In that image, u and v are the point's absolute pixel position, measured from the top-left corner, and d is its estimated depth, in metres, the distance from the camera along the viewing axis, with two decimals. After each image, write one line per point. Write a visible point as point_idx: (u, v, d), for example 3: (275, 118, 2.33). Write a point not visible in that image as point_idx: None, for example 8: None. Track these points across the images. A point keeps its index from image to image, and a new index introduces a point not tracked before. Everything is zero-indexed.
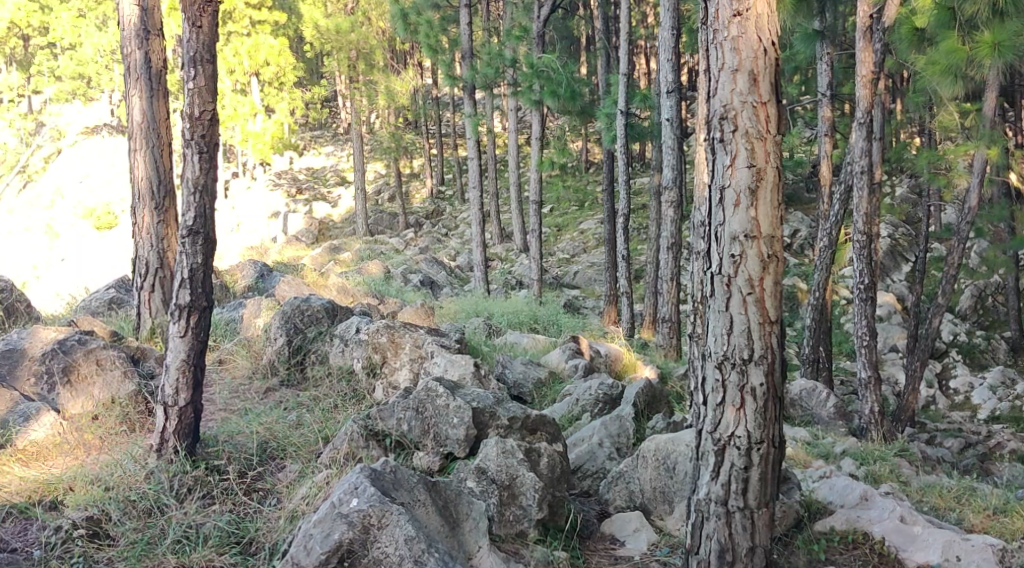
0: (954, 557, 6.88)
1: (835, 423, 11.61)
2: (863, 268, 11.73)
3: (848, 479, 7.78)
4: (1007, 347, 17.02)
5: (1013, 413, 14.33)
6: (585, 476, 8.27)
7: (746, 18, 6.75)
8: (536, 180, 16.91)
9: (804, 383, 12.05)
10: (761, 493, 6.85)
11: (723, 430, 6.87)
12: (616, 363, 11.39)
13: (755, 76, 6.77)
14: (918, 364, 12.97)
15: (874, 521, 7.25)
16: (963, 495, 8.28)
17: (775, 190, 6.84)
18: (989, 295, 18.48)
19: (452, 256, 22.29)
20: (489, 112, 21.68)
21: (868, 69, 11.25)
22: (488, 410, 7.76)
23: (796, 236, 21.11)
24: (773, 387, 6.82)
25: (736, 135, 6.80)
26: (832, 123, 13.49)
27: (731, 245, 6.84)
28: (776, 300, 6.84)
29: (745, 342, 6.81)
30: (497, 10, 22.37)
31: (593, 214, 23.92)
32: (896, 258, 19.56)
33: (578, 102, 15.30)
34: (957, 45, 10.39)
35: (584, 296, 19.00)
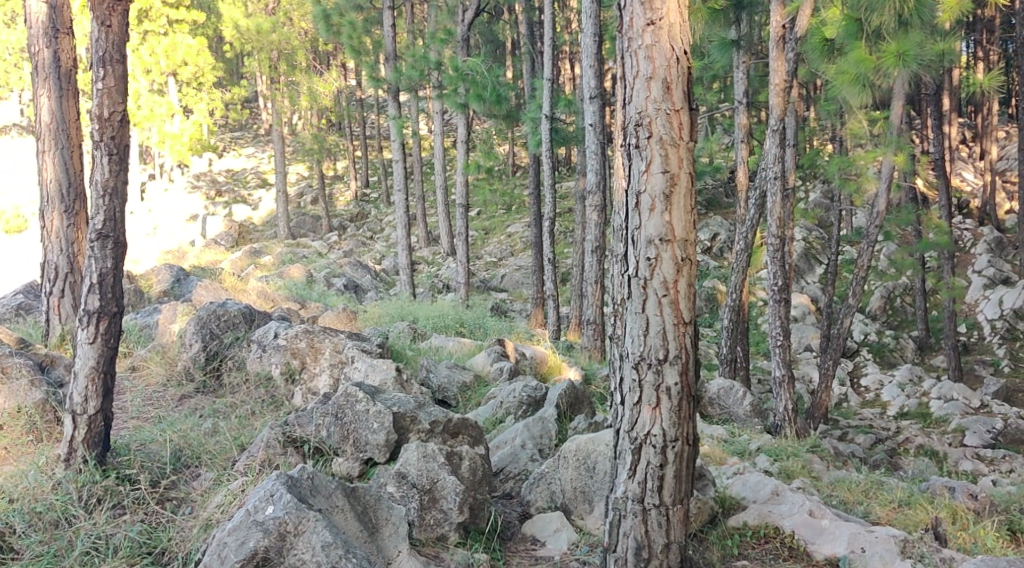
0: (858, 549, 7.08)
1: (751, 421, 11.88)
2: (777, 271, 12.04)
3: (760, 475, 8.00)
4: (915, 345, 17.58)
5: (921, 410, 14.79)
6: (508, 478, 8.33)
7: (659, 27, 6.91)
8: (463, 183, 16.92)
9: (722, 381, 12.26)
10: (676, 490, 6.99)
11: (640, 429, 7.00)
12: (541, 366, 11.45)
13: (668, 84, 6.92)
14: (830, 363, 13.31)
15: (784, 516, 7.49)
16: (870, 489, 8.53)
17: (689, 195, 7.00)
18: (898, 296, 19.10)
19: (377, 260, 22.16)
20: (414, 114, 21.63)
21: (781, 77, 11.55)
22: (410, 414, 7.74)
23: (716, 239, 21.51)
24: (687, 386, 6.98)
25: (651, 141, 6.95)
26: (748, 130, 13.78)
27: (647, 248, 6.98)
28: (690, 301, 6.99)
29: (660, 343, 6.95)
30: (421, 12, 22.27)
31: (520, 217, 24.04)
32: (810, 261, 20.09)
33: (504, 105, 15.38)
34: (865, 56, 10.73)
35: (511, 299, 19.08)
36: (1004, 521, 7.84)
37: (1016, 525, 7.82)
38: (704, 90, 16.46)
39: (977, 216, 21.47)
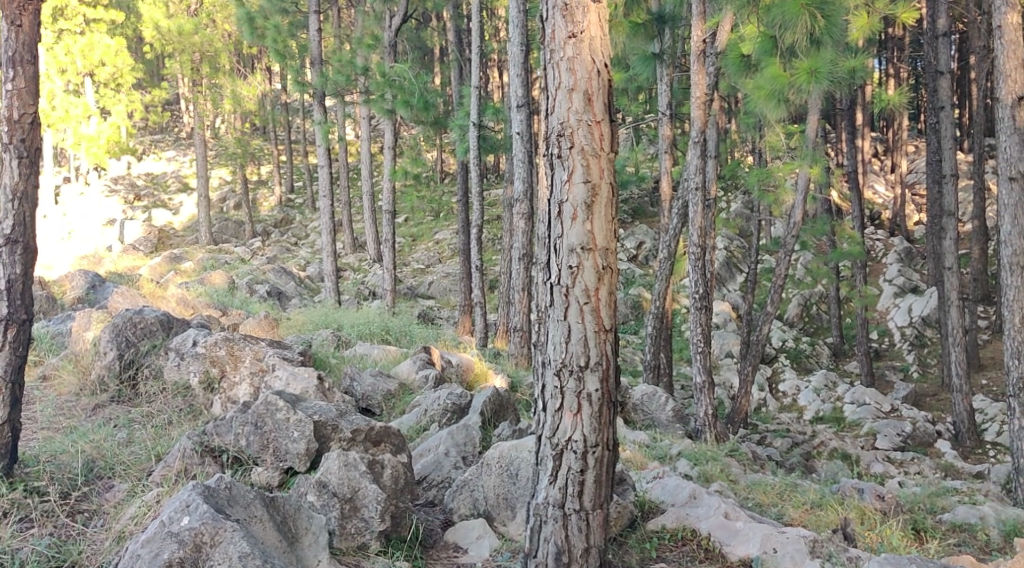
0: (771, 549, 7.25)
1: (673, 426, 12.12)
2: (699, 279, 12.27)
3: (680, 479, 8.20)
4: (830, 351, 18.06)
5: (836, 414, 15.19)
6: (431, 486, 8.34)
7: (580, 39, 7.06)
8: (390, 189, 16.85)
9: (645, 388, 12.63)
10: (596, 495, 7.12)
11: (561, 435, 7.10)
12: (467, 373, 11.45)
13: (589, 96, 7.06)
14: (750, 369, 13.59)
15: (701, 518, 7.67)
16: (785, 491, 8.75)
17: (609, 205, 7.14)
18: (814, 304, 19.62)
19: (301, 266, 21.96)
20: (340, 120, 21.47)
21: (701, 90, 11.83)
22: (331, 422, 7.70)
23: (641, 248, 21.79)
24: (607, 392, 7.11)
25: (572, 151, 7.08)
26: (671, 141, 14.00)
27: (569, 257, 7.09)
28: (610, 309, 7.12)
29: (581, 350, 7.06)
30: (348, 18, 22.14)
31: (447, 224, 24.05)
32: (732, 269, 20.51)
33: (431, 112, 15.37)
34: (780, 72, 11.05)
35: (438, 306, 19.08)
36: (909, 520, 8.06)
37: (920, 524, 8.03)
38: (629, 101, 16.67)
39: (889, 227, 22.17)
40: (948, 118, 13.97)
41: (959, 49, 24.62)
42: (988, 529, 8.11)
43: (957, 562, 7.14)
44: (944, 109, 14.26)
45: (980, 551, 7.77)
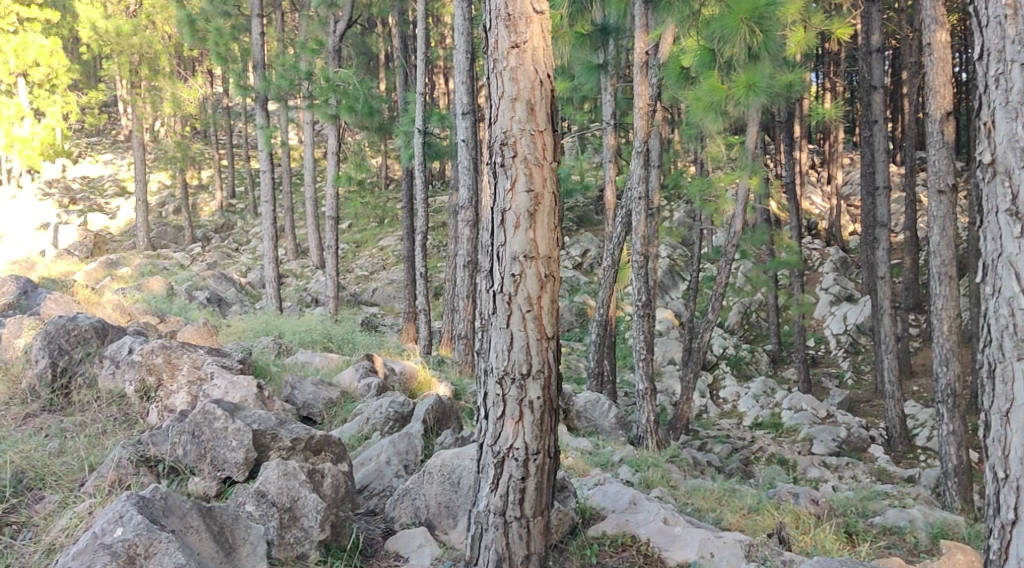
0: (708, 554, 7.35)
1: (615, 433, 12.22)
2: (642, 287, 12.38)
3: (620, 486, 8.30)
4: (769, 359, 18.34)
5: (774, 420, 15.41)
6: (372, 495, 8.31)
7: (523, 50, 7.23)
8: (333, 195, 16.72)
9: (589, 395, 12.67)
10: (537, 503, 7.26)
11: (502, 443, 7.25)
12: (410, 381, 11.36)
13: (532, 106, 7.23)
14: (691, 376, 13.73)
15: (640, 524, 7.74)
16: (723, 496, 8.86)
17: (552, 214, 7.30)
18: (753, 312, 19.94)
19: (243, 272, 21.69)
20: (284, 125, 21.26)
21: (644, 101, 11.98)
22: (269, 432, 7.62)
23: (586, 256, 21.90)
24: (549, 400, 7.26)
25: (515, 160, 7.23)
26: (615, 150, 14.11)
27: (512, 265, 7.23)
28: (552, 317, 7.28)
29: (523, 358, 7.21)
30: (292, 22, 21.96)
31: (392, 230, 23.95)
32: (675, 277, 20.73)
33: (375, 118, 15.30)
34: (718, 84, 11.19)
35: (382, 313, 18.98)
36: (842, 524, 8.19)
37: (852, 528, 8.15)
38: (573, 110, 16.77)
39: (825, 237, 22.63)
40: (881, 131, 14.30)
41: (892, 64, 25.22)
42: (915, 531, 8.20)
43: (886, 565, 7.30)
44: (877, 123, 14.60)
45: (908, 553, 7.84)
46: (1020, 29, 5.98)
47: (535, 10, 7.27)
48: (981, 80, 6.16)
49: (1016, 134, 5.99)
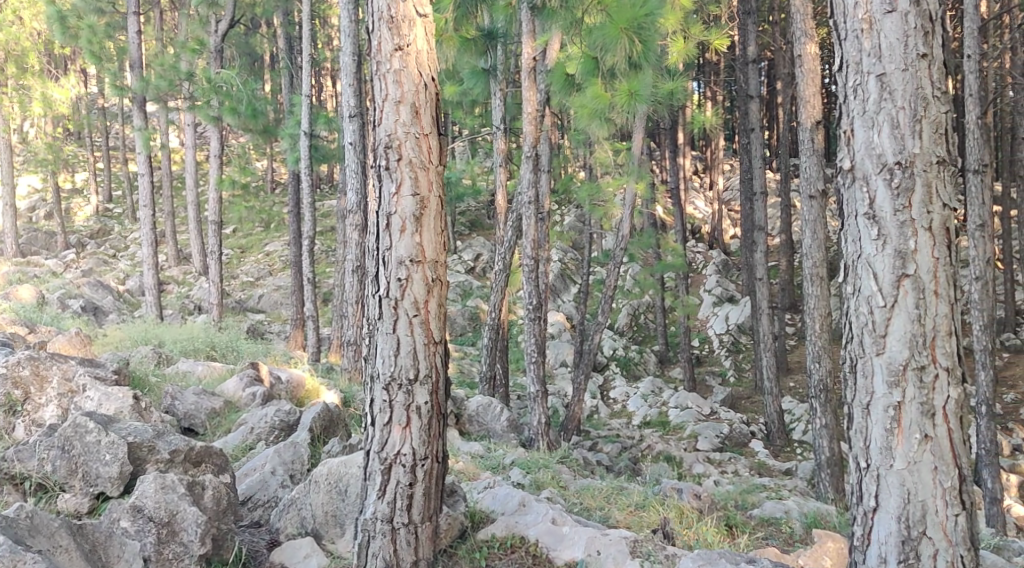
0: (595, 552, 7.41)
1: (507, 436, 12.27)
2: (533, 291, 12.43)
3: (510, 488, 8.33)
4: (656, 359, 18.70)
5: (661, 418, 15.64)
6: (256, 506, 8.10)
7: (406, 52, 7.37)
8: (216, 198, 16.26)
9: (481, 398, 12.68)
10: (425, 508, 7.36)
11: (390, 449, 7.33)
12: (297, 390, 11.11)
13: (417, 109, 7.38)
14: (582, 377, 13.83)
15: (529, 525, 7.79)
16: (612, 494, 8.94)
17: (437, 217, 7.47)
18: (641, 314, 20.38)
19: (120, 280, 20.93)
20: (163, 127, 20.58)
21: (532, 106, 12.08)
22: (146, 444, 7.37)
23: (478, 260, 21.90)
24: (436, 404, 7.40)
25: (400, 164, 7.36)
26: (505, 155, 14.16)
27: (398, 269, 7.36)
28: (439, 321, 7.44)
29: (410, 362, 7.32)
30: (173, 21, 21.33)
31: (278, 236, 23.52)
32: (565, 280, 20.94)
33: (260, 120, 14.98)
34: (601, 92, 11.46)
35: (269, 320, 18.60)
36: (723, 517, 8.33)
37: (733, 520, 8.31)
38: (461, 115, 16.77)
39: (708, 240, 23.26)
40: (758, 139, 14.79)
41: (767, 75, 26.03)
42: (791, 521, 8.44)
43: (762, 555, 7.48)
44: (754, 131, 15.06)
45: (784, 543, 8.04)
46: (875, 43, 6.20)
47: (418, 13, 7.42)
48: (841, 90, 6.38)
49: (872, 141, 6.22)
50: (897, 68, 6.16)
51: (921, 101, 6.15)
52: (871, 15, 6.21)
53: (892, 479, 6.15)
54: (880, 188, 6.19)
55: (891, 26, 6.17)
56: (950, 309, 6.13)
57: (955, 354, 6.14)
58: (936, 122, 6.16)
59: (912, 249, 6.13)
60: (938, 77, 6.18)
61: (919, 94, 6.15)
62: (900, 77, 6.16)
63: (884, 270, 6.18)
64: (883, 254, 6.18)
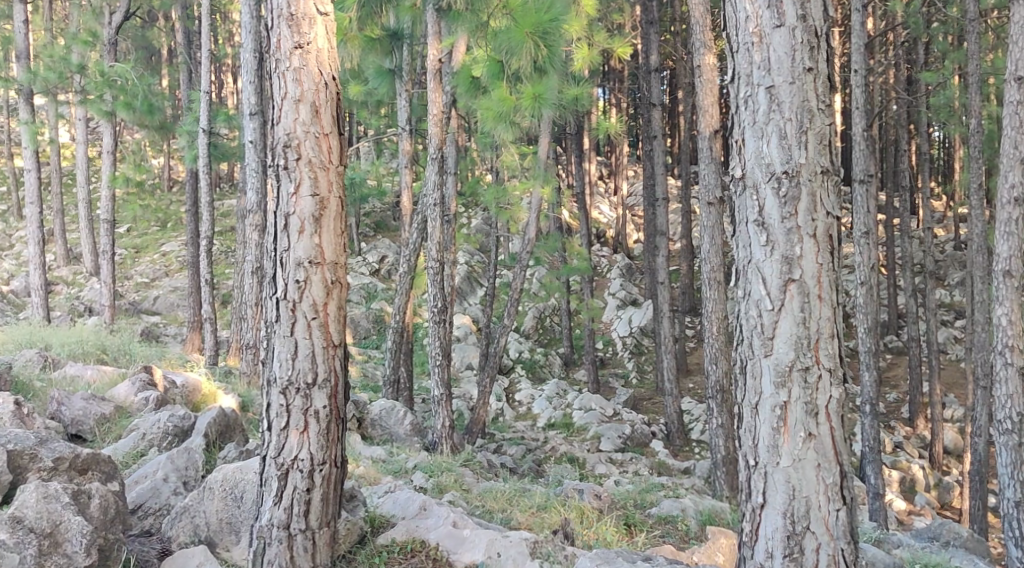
0: (495, 554, 7.40)
1: (410, 440, 12.18)
2: (437, 294, 12.33)
3: (411, 492, 8.27)
4: (561, 361, 18.81)
5: (566, 419, 15.71)
6: (147, 515, 7.84)
7: (306, 51, 7.33)
8: (109, 196, 15.73)
9: (384, 402, 12.54)
10: (323, 513, 7.30)
11: (286, 454, 7.25)
12: (193, 395, 10.68)
13: (317, 108, 7.34)
14: (488, 380, 13.80)
15: (430, 529, 7.74)
16: (514, 496, 8.93)
17: (337, 218, 7.42)
18: (547, 316, 20.49)
19: (4, 280, 20.08)
20: (53, 122, 19.82)
21: (438, 108, 12.03)
22: (29, 452, 7.14)
23: (383, 262, 21.69)
24: (334, 409, 7.34)
25: (299, 163, 7.31)
26: (410, 156, 14.05)
27: (296, 270, 7.28)
28: (338, 325, 7.38)
29: (308, 366, 7.26)
30: (64, 11, 20.57)
31: (175, 236, 22.90)
32: (472, 284, 20.92)
33: (156, 116, 14.56)
34: (506, 96, 11.41)
35: (164, 323, 18.10)
36: (622, 517, 8.41)
37: (631, 519, 8.39)
38: (366, 116, 16.58)
39: (612, 244, 23.52)
40: (660, 146, 15.01)
41: (669, 83, 26.46)
42: (687, 519, 8.56)
43: (658, 552, 7.58)
44: (656, 138, 15.29)
45: (680, 540, 8.16)
46: (765, 56, 6.34)
47: (318, 11, 7.39)
48: (733, 101, 6.50)
49: (762, 151, 6.35)
50: (784, 81, 6.31)
51: (807, 113, 6.30)
52: (761, 29, 6.35)
53: (778, 477, 6.28)
54: (769, 197, 6.32)
55: (779, 41, 6.31)
56: (832, 313, 6.29)
57: (838, 355, 6.30)
58: (821, 134, 6.31)
59: (799, 255, 6.27)
60: (823, 90, 6.34)
61: (805, 107, 6.31)
62: (788, 89, 6.31)
63: (772, 275, 6.31)
64: (771, 259, 6.31)
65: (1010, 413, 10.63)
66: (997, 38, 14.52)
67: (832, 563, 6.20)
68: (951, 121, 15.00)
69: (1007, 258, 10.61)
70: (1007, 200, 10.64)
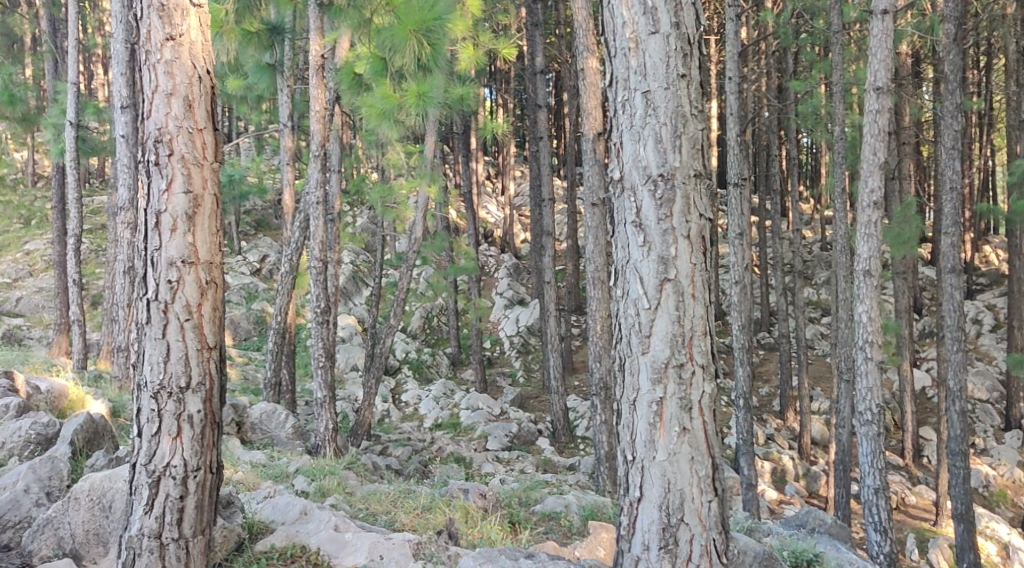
0: (377, 556, 7.31)
1: (292, 444, 11.93)
2: (320, 294, 12.06)
3: (291, 496, 8.07)
4: (448, 361, 18.74)
5: (452, 419, 15.63)
6: (5, 528, 7.49)
7: (179, 43, 7.09)
8: None
9: (265, 405, 12.25)
10: (197, 521, 7.06)
11: (158, 461, 7.00)
12: (59, 400, 10.08)
13: (190, 102, 7.10)
14: (372, 381, 13.62)
15: (310, 534, 7.59)
16: (398, 498, 8.82)
17: (213, 216, 7.18)
18: (434, 316, 20.39)
19: None
20: None
21: (320, 105, 11.81)
22: None
23: (265, 261, 21.21)
24: (210, 413, 7.10)
25: (172, 159, 7.06)
26: (292, 153, 13.76)
27: (168, 270, 7.03)
28: (213, 326, 7.13)
29: (181, 369, 7.01)
30: None
31: (40, 234, 21.91)
32: (357, 283, 20.66)
33: (18, 107, 13.90)
34: (389, 93, 11.31)
35: (30, 325, 17.28)
36: (506, 515, 8.40)
37: (516, 517, 8.39)
38: (245, 112, 16.16)
39: (500, 244, 23.57)
40: (546, 147, 15.12)
41: (554, 84, 26.71)
42: (570, 515, 8.60)
43: (541, 549, 7.60)
44: (543, 139, 15.39)
45: (563, 536, 8.20)
46: (641, 61, 6.42)
47: (192, 2, 7.14)
48: (611, 104, 6.55)
49: (639, 154, 6.42)
50: (660, 86, 6.40)
51: (680, 118, 6.41)
52: (637, 34, 6.42)
53: (654, 471, 6.37)
54: (646, 199, 6.40)
55: (654, 47, 6.40)
56: (705, 311, 6.41)
57: (710, 352, 6.43)
58: (695, 139, 6.43)
59: (673, 255, 6.37)
60: (696, 96, 6.46)
61: (679, 112, 6.41)
62: (662, 95, 6.40)
63: (649, 275, 6.39)
64: (648, 260, 6.39)
65: (870, 405, 11.11)
66: (859, 49, 15.13)
67: (705, 553, 6.32)
68: (818, 128, 15.54)
69: (868, 258, 11.05)
70: (868, 203, 11.06)
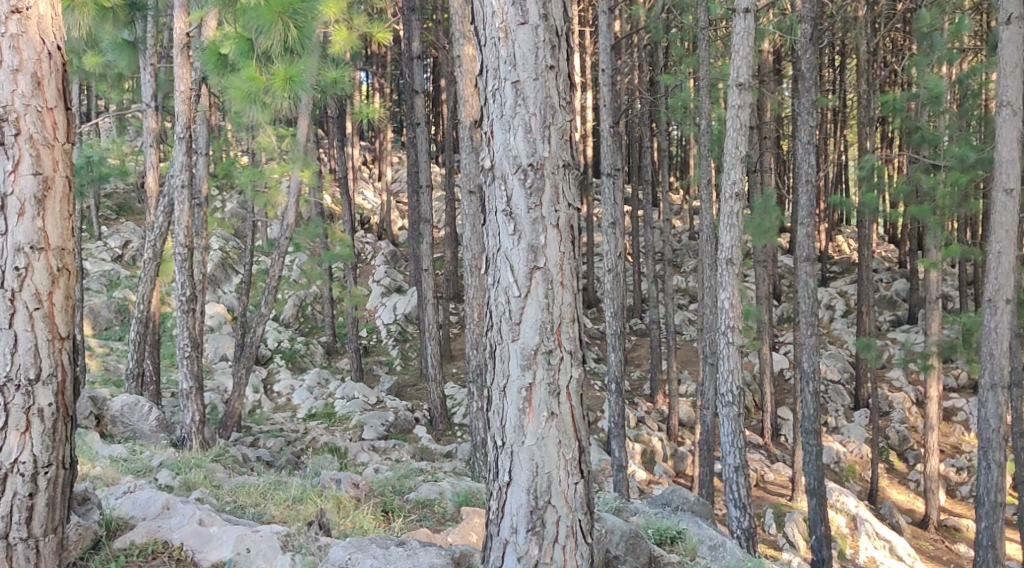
0: (244, 550, 7.10)
1: (156, 437, 11.49)
2: (185, 281, 11.64)
3: (153, 491, 7.79)
4: (322, 350, 18.46)
5: (327, 409, 15.40)
6: None
7: (25, 17, 6.70)
8: None
9: (127, 397, 11.80)
10: (49, 519, 6.74)
11: (5, 457, 6.64)
12: None
13: (39, 79, 6.74)
14: (243, 370, 13.28)
15: (173, 529, 7.35)
16: (268, 490, 8.61)
17: (64, 200, 6.84)
18: (308, 304, 20.05)
19: None
20: None
21: (186, 85, 11.40)
22: None
23: (128, 247, 20.42)
24: (62, 406, 6.78)
25: (18, 139, 6.68)
26: (156, 134, 13.24)
27: (16, 257, 6.66)
28: (65, 315, 6.80)
29: (30, 361, 6.66)
30: None
31: None
32: (227, 270, 20.14)
33: None
34: (255, 75, 10.97)
35: None
36: (380, 503, 8.31)
37: (389, 506, 8.30)
38: (105, 91, 15.48)
39: (376, 231, 23.33)
40: (423, 134, 15.01)
41: (431, 70, 26.55)
42: (444, 501, 8.55)
43: (413, 536, 7.57)
44: (420, 125, 15.26)
45: (436, 523, 8.16)
46: (510, 51, 6.40)
47: None
48: (481, 93, 6.53)
49: (509, 143, 6.41)
50: (529, 77, 6.40)
51: (549, 109, 6.42)
52: (507, 24, 6.40)
53: (522, 455, 6.39)
54: (516, 187, 6.40)
55: (524, 37, 6.39)
56: (574, 298, 6.45)
57: (578, 338, 6.48)
58: (563, 129, 6.45)
59: (543, 244, 6.38)
60: (564, 87, 6.48)
61: (548, 103, 6.42)
62: (532, 85, 6.40)
63: (519, 263, 6.39)
64: (518, 248, 6.39)
65: (732, 387, 11.46)
66: (725, 45, 15.54)
67: (571, 534, 6.39)
68: (686, 120, 15.89)
69: (730, 247, 11.38)
70: (731, 194, 11.37)
